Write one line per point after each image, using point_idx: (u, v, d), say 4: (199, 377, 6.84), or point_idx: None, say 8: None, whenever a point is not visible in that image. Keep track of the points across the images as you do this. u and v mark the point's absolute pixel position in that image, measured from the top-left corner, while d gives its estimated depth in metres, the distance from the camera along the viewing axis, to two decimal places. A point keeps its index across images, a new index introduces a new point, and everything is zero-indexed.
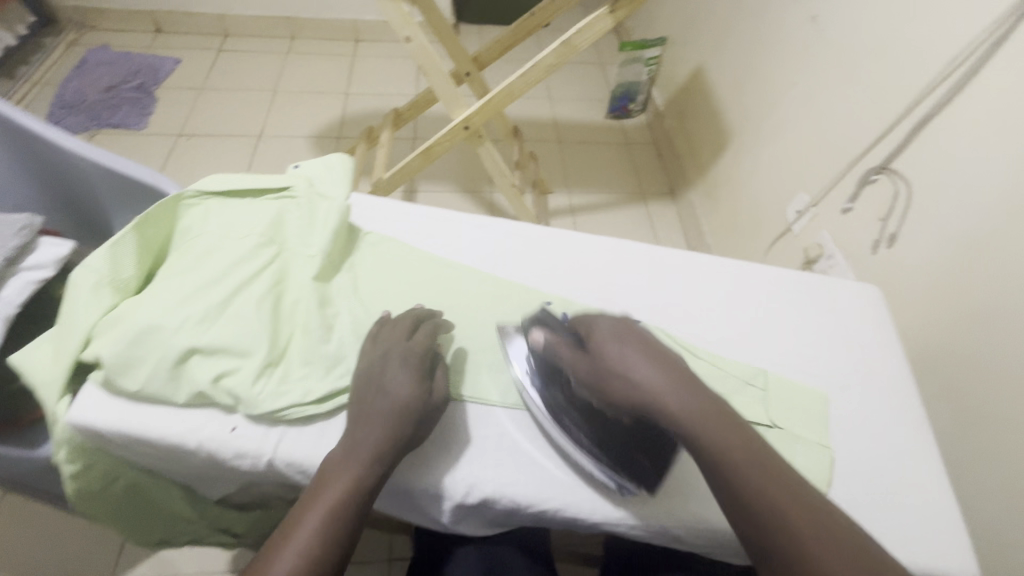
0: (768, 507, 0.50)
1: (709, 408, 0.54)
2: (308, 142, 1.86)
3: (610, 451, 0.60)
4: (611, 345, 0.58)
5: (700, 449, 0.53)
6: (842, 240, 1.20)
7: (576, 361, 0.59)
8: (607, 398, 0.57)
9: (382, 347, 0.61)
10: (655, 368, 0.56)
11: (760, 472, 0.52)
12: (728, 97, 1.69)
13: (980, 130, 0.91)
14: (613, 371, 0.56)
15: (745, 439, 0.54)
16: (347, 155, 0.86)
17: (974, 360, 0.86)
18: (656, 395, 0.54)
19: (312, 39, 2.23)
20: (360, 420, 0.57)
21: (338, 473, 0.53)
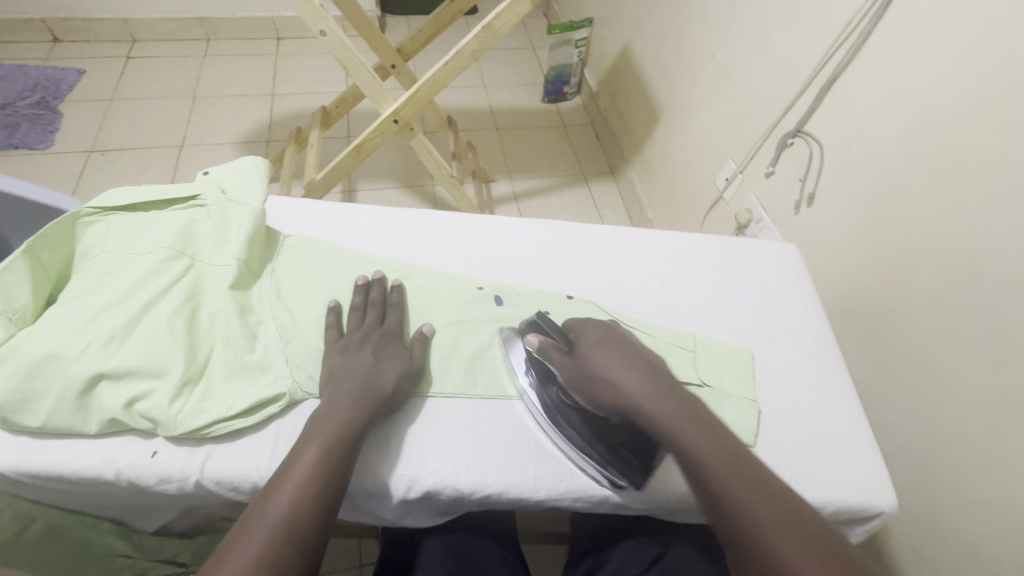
0: (735, 506, 0.50)
1: (690, 412, 0.57)
2: (234, 148, 1.78)
3: (601, 447, 0.60)
4: (602, 353, 0.63)
5: (677, 451, 0.55)
6: (768, 202, 1.24)
7: (565, 367, 0.62)
8: (596, 399, 0.60)
9: (360, 334, 0.64)
10: (641, 374, 0.60)
11: (735, 474, 0.52)
12: (654, 72, 1.72)
13: (878, 89, 0.95)
14: (599, 374, 0.60)
15: (725, 444, 0.55)
16: (262, 156, 0.82)
17: (890, 305, 0.92)
18: (640, 399, 0.58)
19: (229, 40, 2.13)
20: (321, 415, 0.56)
21: (294, 472, 0.50)
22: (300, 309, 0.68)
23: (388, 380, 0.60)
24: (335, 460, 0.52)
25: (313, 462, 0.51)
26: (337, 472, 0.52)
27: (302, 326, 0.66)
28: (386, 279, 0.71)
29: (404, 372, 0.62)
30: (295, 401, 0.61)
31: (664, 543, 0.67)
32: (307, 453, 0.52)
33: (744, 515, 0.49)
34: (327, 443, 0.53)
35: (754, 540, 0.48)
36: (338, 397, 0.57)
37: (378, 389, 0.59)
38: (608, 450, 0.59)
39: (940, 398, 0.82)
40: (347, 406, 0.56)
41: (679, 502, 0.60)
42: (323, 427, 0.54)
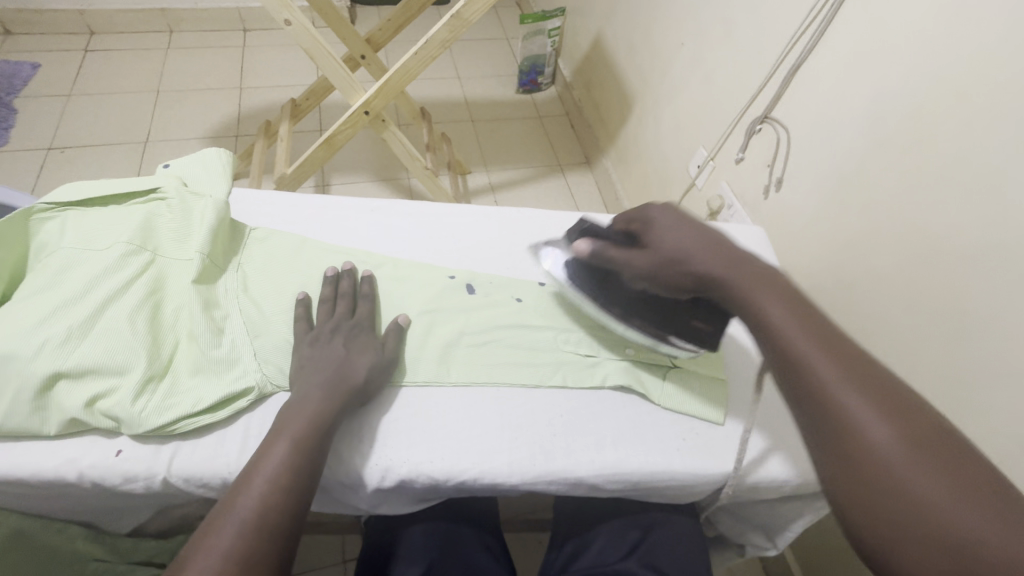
0: (824, 390, 0.45)
1: (768, 281, 0.53)
2: (202, 143, 1.74)
3: (669, 325, 0.64)
4: (668, 233, 0.59)
5: (751, 313, 0.52)
6: (739, 189, 1.26)
7: (628, 260, 0.60)
8: (663, 289, 0.59)
9: (330, 326, 0.63)
10: (709, 249, 0.56)
11: (836, 365, 0.45)
12: (627, 61, 1.73)
13: (839, 75, 0.98)
14: (663, 258, 0.58)
15: (818, 326, 0.49)
16: (225, 148, 0.80)
17: (855, 285, 0.95)
18: (712, 266, 0.55)
19: (193, 32, 2.06)
20: (291, 407, 0.55)
21: (265, 465, 0.50)
22: (267, 302, 0.67)
23: (360, 370, 0.60)
24: (306, 452, 0.52)
25: (283, 455, 0.51)
26: (308, 464, 0.51)
27: (271, 319, 0.65)
28: (357, 270, 0.71)
29: (376, 362, 0.61)
30: (264, 395, 0.60)
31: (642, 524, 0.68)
32: (277, 445, 0.51)
33: (844, 406, 0.43)
34: (299, 433, 0.52)
35: (851, 431, 0.42)
36: (308, 388, 0.57)
37: (349, 380, 0.58)
38: (677, 325, 0.64)
39: (903, 373, 0.85)
40: (318, 397, 0.56)
41: (651, 480, 0.61)
42: (294, 419, 0.54)
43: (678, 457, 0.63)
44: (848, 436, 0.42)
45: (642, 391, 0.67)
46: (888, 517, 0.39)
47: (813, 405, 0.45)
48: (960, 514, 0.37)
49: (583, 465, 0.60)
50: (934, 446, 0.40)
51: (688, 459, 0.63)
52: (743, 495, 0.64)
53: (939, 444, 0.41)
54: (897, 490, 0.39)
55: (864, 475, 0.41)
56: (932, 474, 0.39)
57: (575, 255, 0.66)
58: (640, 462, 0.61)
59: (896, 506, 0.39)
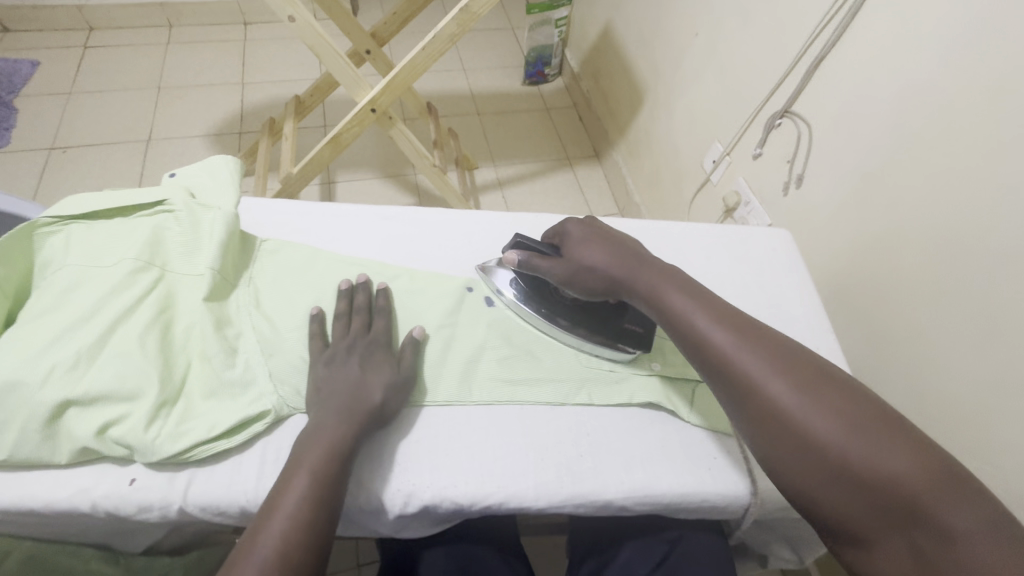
0: (740, 373, 0.50)
1: (668, 275, 0.60)
2: (205, 141, 1.71)
3: (607, 328, 0.67)
4: (580, 244, 0.65)
5: (662, 308, 0.58)
6: (757, 185, 1.23)
7: (552, 267, 0.64)
8: (585, 292, 0.64)
9: (346, 344, 0.61)
10: (617, 255, 0.63)
11: (738, 335, 0.52)
12: (637, 52, 1.68)
13: (866, 68, 0.93)
14: (579, 267, 0.64)
15: (712, 305, 0.56)
16: (232, 155, 0.78)
17: (881, 287, 0.91)
18: (624, 272, 0.62)
19: (193, 26, 2.02)
20: (308, 437, 0.53)
21: (285, 502, 0.48)
22: (280, 319, 0.65)
23: (376, 391, 0.57)
24: (328, 484, 0.50)
25: (303, 490, 0.49)
26: (330, 496, 0.49)
27: (285, 337, 0.63)
28: (371, 282, 0.68)
29: (393, 382, 0.59)
30: (281, 417, 0.58)
31: (672, 541, 0.66)
32: (297, 479, 0.49)
33: (760, 385, 0.49)
34: (319, 464, 0.50)
35: (761, 393, 0.49)
36: (328, 413, 0.54)
37: (367, 403, 0.56)
38: (613, 329, 0.67)
39: (931, 377, 0.83)
40: (338, 424, 0.53)
41: (682, 501, 0.59)
42: (313, 449, 0.51)
43: (710, 476, 0.60)
44: (760, 398, 0.49)
45: (672, 408, 0.64)
46: (808, 462, 0.45)
47: (727, 375, 0.51)
48: (862, 443, 0.44)
49: (611, 487, 0.58)
50: (824, 388, 0.47)
51: (719, 478, 0.60)
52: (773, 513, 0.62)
53: (827, 384, 0.48)
54: (811, 436, 0.45)
55: (794, 442, 0.46)
56: (833, 412, 0.46)
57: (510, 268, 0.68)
58: (670, 483, 0.59)
59: (812, 451, 0.45)
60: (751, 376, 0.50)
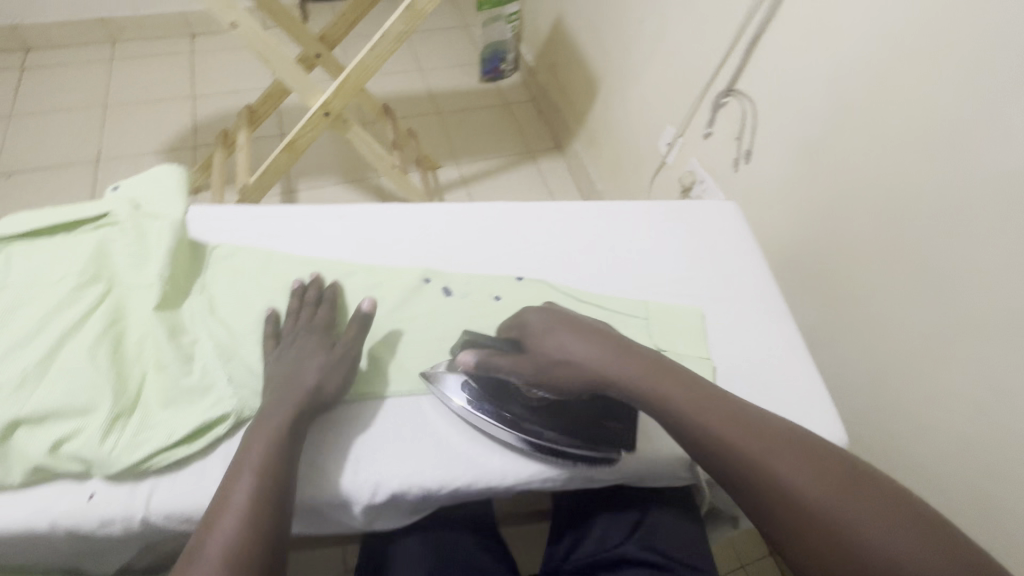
0: (762, 478, 0.49)
1: (661, 368, 0.56)
2: (158, 157, 1.67)
3: (582, 435, 0.59)
4: (552, 338, 0.58)
5: (660, 406, 0.54)
6: (709, 163, 1.26)
7: (514, 364, 0.57)
8: (556, 392, 0.57)
9: (288, 333, 0.62)
10: (598, 345, 0.57)
11: (750, 436, 0.50)
12: (589, 43, 1.71)
13: (799, 44, 0.97)
14: (555, 362, 0.56)
15: (725, 404, 0.53)
16: (178, 164, 0.77)
17: (827, 251, 0.95)
18: (607, 367, 0.56)
19: (137, 41, 1.96)
20: (247, 438, 0.53)
21: (228, 506, 0.48)
22: (236, 324, 0.64)
23: (310, 375, 0.58)
24: (272, 479, 0.50)
25: (244, 489, 0.48)
26: (274, 492, 0.49)
27: (242, 341, 0.63)
28: (323, 279, 0.69)
29: (326, 364, 0.59)
30: (242, 419, 0.57)
31: (642, 508, 0.69)
32: (240, 480, 0.49)
33: (786, 489, 0.48)
34: (260, 462, 0.50)
35: (777, 493, 0.48)
36: (267, 414, 0.54)
37: (300, 386, 0.56)
38: (587, 433, 0.59)
39: (879, 333, 0.86)
40: (278, 421, 0.53)
41: (641, 466, 0.62)
42: (257, 443, 0.52)
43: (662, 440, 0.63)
44: (793, 502, 0.47)
45: None
46: (830, 560, 0.45)
47: (741, 475, 0.49)
48: (887, 544, 0.44)
49: (577, 460, 0.60)
50: (846, 487, 0.47)
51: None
52: None
53: (845, 479, 0.48)
54: (854, 545, 0.44)
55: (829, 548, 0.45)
56: (869, 513, 0.45)
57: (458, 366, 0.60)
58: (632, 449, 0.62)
59: (834, 550, 0.45)
60: (765, 475, 0.48)
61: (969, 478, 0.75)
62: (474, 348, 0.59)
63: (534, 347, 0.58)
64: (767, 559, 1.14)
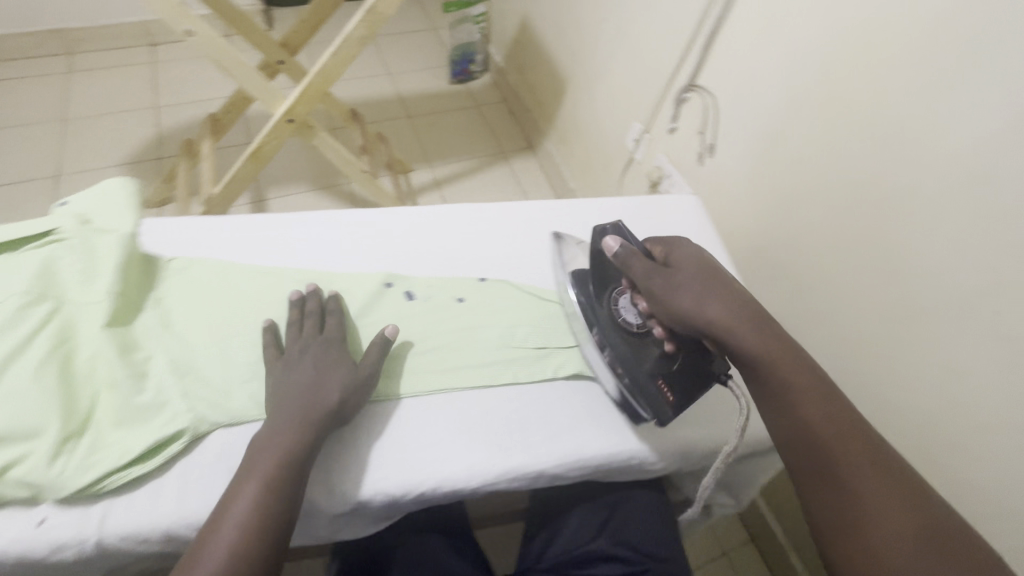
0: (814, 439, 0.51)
1: (778, 347, 0.55)
2: (120, 171, 1.63)
3: (638, 378, 0.61)
4: (689, 270, 0.61)
5: (755, 361, 0.55)
6: (675, 157, 1.27)
7: (644, 276, 0.62)
8: (660, 315, 0.60)
9: (300, 343, 0.61)
10: (730, 307, 0.57)
11: (829, 412, 0.52)
12: (555, 43, 1.71)
13: (753, 38, 0.99)
14: (679, 289, 0.59)
15: (827, 394, 0.53)
16: (128, 177, 0.75)
17: (789, 241, 0.97)
18: (725, 322, 0.56)
19: (95, 52, 1.91)
20: (259, 443, 0.53)
21: (227, 519, 0.48)
22: (192, 338, 0.63)
23: (333, 391, 0.57)
24: (273, 488, 0.50)
25: (247, 505, 0.48)
26: (280, 509, 0.49)
27: (198, 355, 0.61)
28: (321, 290, 0.67)
29: (353, 382, 0.59)
30: (200, 434, 0.56)
31: (612, 503, 0.69)
32: (245, 489, 0.49)
33: (831, 457, 0.50)
34: (266, 476, 0.50)
35: (826, 459, 0.50)
36: (273, 419, 0.54)
37: (325, 403, 0.56)
38: (644, 384, 0.60)
39: (843, 318, 0.88)
40: (289, 432, 0.53)
41: (607, 462, 0.62)
42: (263, 447, 0.52)
43: (626, 435, 0.64)
44: (830, 471, 0.50)
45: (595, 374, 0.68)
46: (832, 505, 0.49)
47: (797, 432, 0.52)
48: (895, 524, 0.46)
49: (542, 458, 0.60)
50: (892, 490, 0.48)
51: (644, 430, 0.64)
52: (701, 459, 0.66)
53: (899, 487, 0.48)
54: (862, 521, 0.47)
55: (840, 507, 0.48)
56: (899, 512, 0.46)
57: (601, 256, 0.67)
58: (597, 446, 0.62)
59: (844, 502, 0.48)
60: (822, 443, 0.50)
61: (937, 451, 0.78)
62: (620, 244, 0.65)
63: (675, 267, 0.62)
64: (747, 545, 1.16)
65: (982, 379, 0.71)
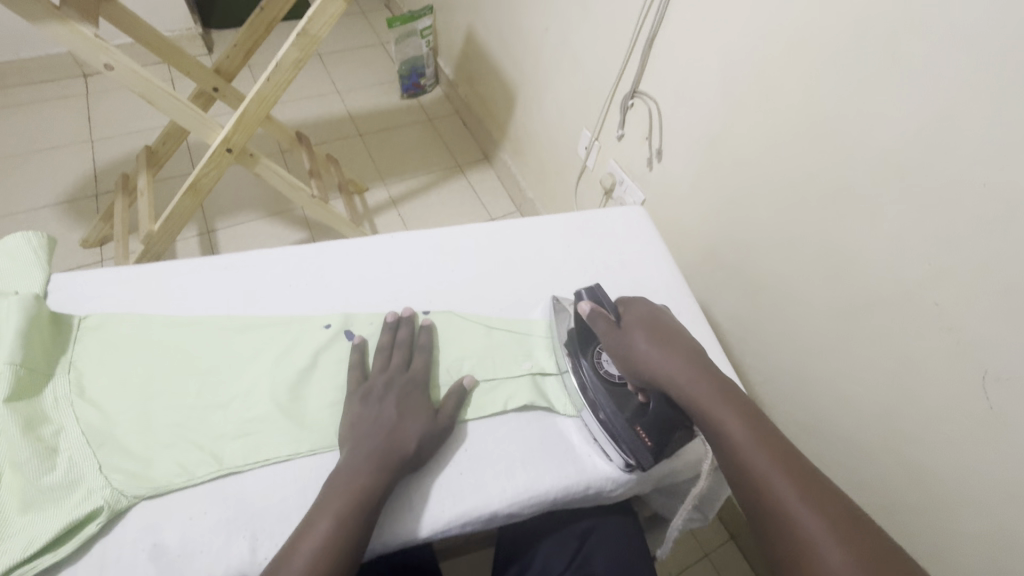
0: (753, 477, 0.51)
1: (723, 395, 0.57)
2: (52, 211, 1.54)
3: (623, 428, 0.60)
4: (644, 327, 0.64)
5: (699, 411, 0.57)
6: (626, 163, 1.27)
7: (608, 335, 0.65)
8: (623, 372, 0.63)
9: (384, 379, 0.62)
10: (679, 361, 0.60)
11: (765, 445, 0.52)
12: (501, 53, 1.70)
13: (688, 43, 0.99)
14: (631, 348, 0.63)
15: (772, 437, 0.53)
16: (36, 230, 0.70)
17: (739, 242, 0.97)
18: (672, 376, 0.59)
19: (19, 86, 1.80)
20: (342, 475, 0.53)
21: (297, 552, 0.48)
22: (110, 404, 0.58)
23: (412, 437, 0.57)
24: (350, 523, 0.50)
25: (318, 542, 0.49)
26: (349, 549, 0.49)
27: (118, 423, 0.57)
28: (415, 316, 0.69)
29: (431, 428, 0.59)
30: (119, 511, 0.52)
31: (581, 534, 0.67)
32: (321, 518, 0.50)
33: (770, 491, 0.49)
34: (342, 511, 0.51)
35: (767, 495, 0.49)
36: (355, 453, 0.55)
37: (402, 447, 0.56)
38: (625, 433, 0.60)
39: (797, 317, 0.89)
40: (369, 470, 0.53)
41: (565, 493, 0.60)
42: (341, 482, 0.53)
43: (585, 466, 0.62)
44: (772, 508, 0.49)
45: (547, 404, 0.66)
46: (775, 542, 0.48)
47: (737, 468, 0.52)
48: (833, 556, 0.45)
49: (495, 498, 0.58)
50: (833, 524, 0.46)
51: (607, 464, 0.62)
52: (658, 481, 0.65)
53: (841, 521, 0.47)
54: (803, 557, 0.46)
55: (783, 544, 0.47)
56: (841, 545, 0.45)
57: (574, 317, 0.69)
58: (553, 479, 0.60)
59: (785, 538, 0.47)
60: (758, 476, 0.51)
61: (896, 442, 0.78)
62: (592, 303, 0.68)
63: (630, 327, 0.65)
64: (727, 544, 1.15)
65: (933, 370, 0.71)
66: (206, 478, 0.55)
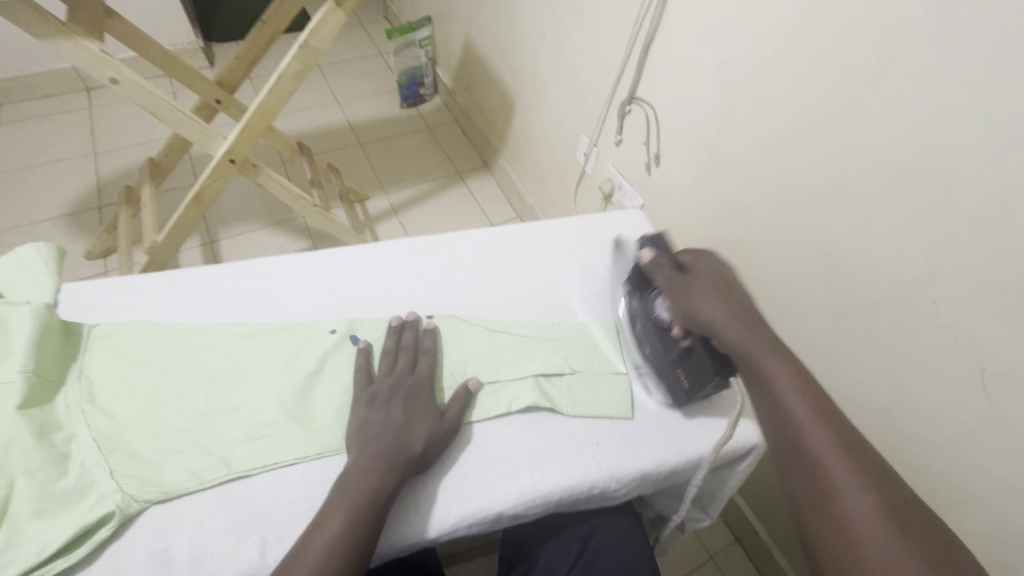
0: (795, 427, 0.52)
1: (776, 348, 0.58)
2: (57, 224, 1.55)
3: (664, 365, 0.66)
4: (706, 274, 0.64)
5: (748, 362, 0.58)
6: (624, 168, 1.28)
7: (665, 282, 0.66)
8: (675, 316, 0.64)
9: (390, 383, 0.62)
10: (734, 312, 0.60)
11: (810, 401, 0.54)
12: (500, 62, 1.72)
13: (683, 50, 1.01)
14: (691, 293, 0.63)
15: (818, 395, 0.54)
16: (46, 242, 0.71)
17: (738, 244, 0.98)
18: (728, 322, 0.60)
19: (24, 101, 1.83)
20: (350, 477, 0.54)
21: (308, 550, 0.49)
22: (121, 410, 0.59)
23: (418, 440, 0.58)
24: (358, 523, 0.51)
25: (328, 541, 0.50)
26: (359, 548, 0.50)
27: (129, 429, 0.58)
28: (420, 320, 0.70)
29: (436, 431, 0.59)
30: (131, 515, 0.53)
31: (583, 535, 0.68)
32: (332, 518, 0.51)
33: (809, 443, 0.51)
34: (352, 511, 0.51)
35: (806, 445, 0.51)
36: (361, 457, 0.56)
37: (407, 450, 0.57)
38: (666, 371, 0.66)
39: (797, 317, 0.89)
40: (377, 472, 0.54)
41: (569, 495, 0.61)
42: (348, 485, 0.53)
43: (590, 466, 0.62)
44: (807, 458, 0.51)
45: (551, 406, 0.66)
46: (805, 487, 0.50)
47: (777, 417, 0.54)
48: (862, 506, 0.47)
49: (500, 499, 0.59)
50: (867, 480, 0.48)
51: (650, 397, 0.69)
52: (660, 481, 0.66)
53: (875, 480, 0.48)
54: (832, 503, 0.48)
55: (813, 490, 0.49)
56: (871, 499, 0.47)
57: (636, 262, 0.72)
58: (559, 478, 0.61)
59: (817, 485, 0.49)
60: (800, 428, 0.52)
61: (897, 440, 0.79)
62: (653, 251, 0.70)
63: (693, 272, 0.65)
64: (733, 547, 1.15)
65: (932, 367, 0.72)
66: (216, 481, 0.56)
